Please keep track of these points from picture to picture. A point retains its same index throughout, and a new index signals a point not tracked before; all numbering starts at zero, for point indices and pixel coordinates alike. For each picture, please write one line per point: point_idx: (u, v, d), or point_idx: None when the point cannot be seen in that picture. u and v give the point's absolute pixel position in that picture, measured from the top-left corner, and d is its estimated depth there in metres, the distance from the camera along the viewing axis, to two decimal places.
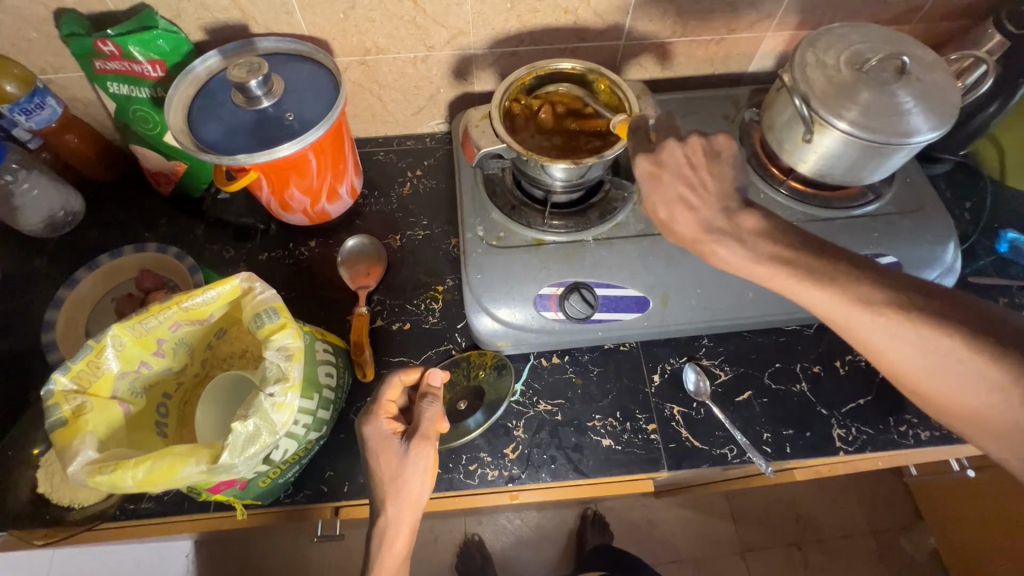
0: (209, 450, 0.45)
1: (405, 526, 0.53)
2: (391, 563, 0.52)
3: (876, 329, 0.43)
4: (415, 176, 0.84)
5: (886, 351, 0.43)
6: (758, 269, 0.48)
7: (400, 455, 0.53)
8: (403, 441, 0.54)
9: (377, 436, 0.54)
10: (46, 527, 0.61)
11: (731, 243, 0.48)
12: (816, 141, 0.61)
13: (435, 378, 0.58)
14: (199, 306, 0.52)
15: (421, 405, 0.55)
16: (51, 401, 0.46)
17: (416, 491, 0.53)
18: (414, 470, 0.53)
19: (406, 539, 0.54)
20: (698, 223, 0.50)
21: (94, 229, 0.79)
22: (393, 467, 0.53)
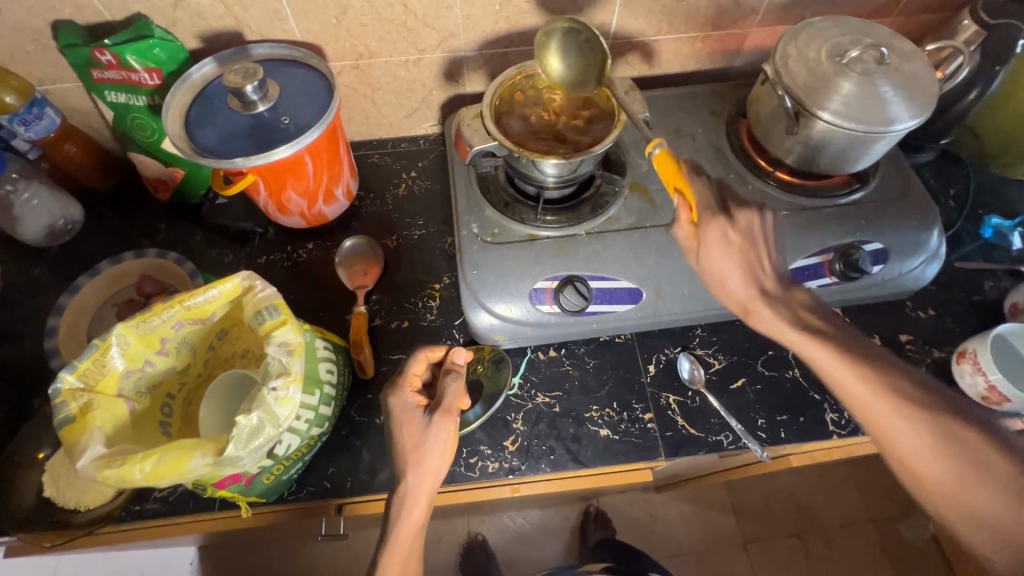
0: (214, 443, 0.46)
1: (423, 495, 0.54)
2: (408, 531, 0.54)
3: (909, 433, 0.47)
4: (410, 177, 0.85)
5: (911, 454, 0.47)
6: (809, 344, 0.52)
7: (423, 428, 0.55)
8: (425, 414, 0.56)
9: (402, 406, 0.57)
10: (51, 529, 0.61)
11: (782, 312, 0.54)
12: (802, 132, 0.63)
13: (459, 356, 0.60)
14: (201, 305, 0.53)
15: (444, 380, 0.58)
16: (59, 399, 0.47)
17: (436, 463, 0.55)
18: (436, 441, 0.55)
19: (423, 507, 0.55)
20: (741, 289, 0.56)
21: (94, 237, 0.80)
22: (417, 437, 0.55)
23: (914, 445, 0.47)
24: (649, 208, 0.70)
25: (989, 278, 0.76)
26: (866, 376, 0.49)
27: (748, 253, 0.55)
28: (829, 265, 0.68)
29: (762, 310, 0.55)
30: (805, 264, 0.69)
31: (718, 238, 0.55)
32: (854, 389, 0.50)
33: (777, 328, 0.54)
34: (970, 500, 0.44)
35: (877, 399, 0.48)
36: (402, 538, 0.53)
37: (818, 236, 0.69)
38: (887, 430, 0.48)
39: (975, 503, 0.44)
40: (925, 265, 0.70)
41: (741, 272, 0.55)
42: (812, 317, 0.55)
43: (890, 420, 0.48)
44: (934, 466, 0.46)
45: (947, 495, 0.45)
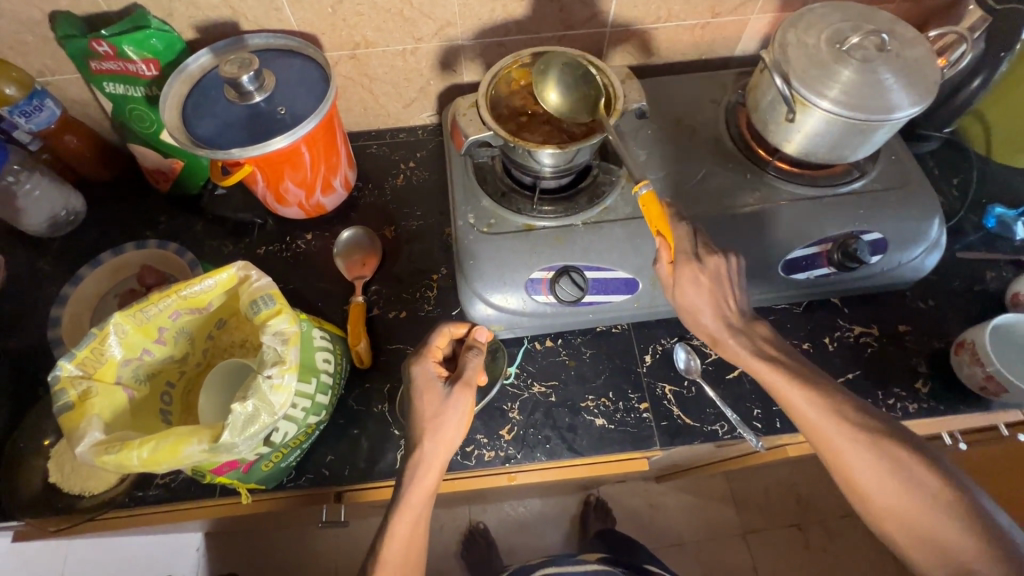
0: (210, 430, 0.47)
1: (435, 464, 0.54)
2: (419, 496, 0.54)
3: (865, 463, 0.49)
4: (408, 168, 0.85)
5: (867, 483, 0.49)
6: (769, 375, 0.53)
7: (442, 397, 0.55)
8: (446, 384, 0.56)
9: (423, 375, 0.57)
10: (57, 514, 0.63)
11: (746, 344, 0.55)
12: (800, 121, 0.63)
13: (481, 334, 0.60)
14: (197, 294, 0.53)
15: (466, 354, 0.58)
16: (58, 386, 0.48)
17: (451, 433, 0.55)
18: (454, 412, 0.55)
19: (436, 475, 0.55)
20: (712, 321, 0.56)
21: (96, 227, 0.81)
22: (435, 406, 0.55)
23: (869, 474, 0.49)
24: None
25: (991, 269, 0.75)
26: (823, 406, 0.51)
27: (716, 291, 0.55)
28: (827, 255, 0.68)
29: (730, 342, 0.56)
30: (803, 254, 0.68)
31: (691, 281, 0.55)
32: (815, 419, 0.51)
33: (742, 359, 0.55)
34: (919, 526, 0.47)
35: (836, 429, 0.50)
36: (414, 501, 0.54)
37: (817, 227, 0.68)
38: (843, 459, 0.50)
39: (923, 528, 0.47)
40: (924, 255, 0.69)
41: (712, 307, 0.55)
42: (776, 346, 0.56)
43: (847, 450, 0.50)
44: (886, 494, 0.48)
45: (898, 521, 0.48)
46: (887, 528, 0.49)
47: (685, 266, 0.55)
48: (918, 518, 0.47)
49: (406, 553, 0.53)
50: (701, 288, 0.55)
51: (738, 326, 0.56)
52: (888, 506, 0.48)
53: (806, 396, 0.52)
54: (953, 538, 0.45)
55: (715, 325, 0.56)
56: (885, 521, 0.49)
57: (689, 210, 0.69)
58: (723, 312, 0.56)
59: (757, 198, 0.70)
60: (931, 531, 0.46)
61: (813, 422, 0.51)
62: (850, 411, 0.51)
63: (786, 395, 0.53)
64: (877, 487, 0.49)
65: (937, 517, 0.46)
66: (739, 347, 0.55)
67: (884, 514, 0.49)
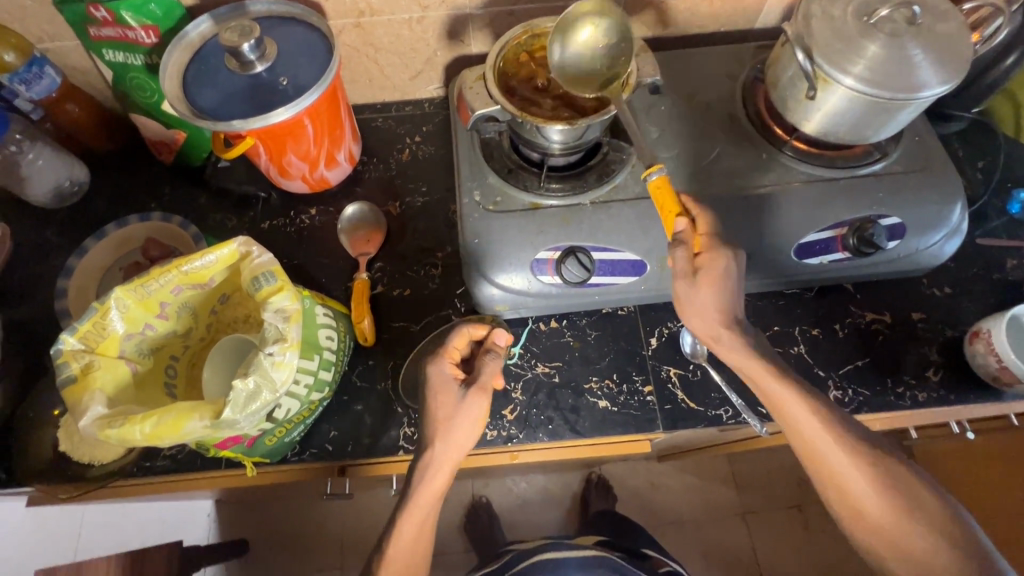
0: (212, 407, 0.47)
1: (445, 466, 0.54)
2: (427, 497, 0.54)
3: (851, 468, 0.51)
4: (414, 142, 0.83)
5: (850, 488, 0.51)
6: (764, 379, 0.54)
7: (458, 399, 0.55)
8: (462, 387, 0.55)
9: (438, 375, 0.56)
10: (70, 482, 0.63)
11: (745, 343, 0.54)
12: (821, 98, 0.60)
13: (500, 338, 0.58)
14: (198, 270, 0.53)
15: (483, 358, 0.56)
16: (60, 360, 0.48)
17: (462, 436, 0.55)
18: (467, 416, 0.54)
19: (445, 478, 0.55)
20: (713, 321, 0.54)
21: (101, 198, 0.80)
22: (449, 408, 0.54)
23: (854, 479, 0.51)
24: None
25: (1012, 257, 0.73)
26: (814, 412, 0.53)
27: (732, 288, 0.54)
28: (842, 240, 0.66)
29: (728, 340, 0.54)
30: (818, 238, 0.67)
31: (719, 272, 0.52)
32: (807, 430, 0.53)
33: (737, 360, 0.55)
34: (893, 533, 0.50)
35: (824, 434, 0.52)
36: (421, 501, 0.54)
37: (833, 210, 0.66)
38: (830, 463, 0.52)
39: (897, 534, 0.49)
40: (943, 241, 0.67)
41: (727, 304, 0.53)
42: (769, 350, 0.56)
43: (834, 459, 0.52)
44: (866, 499, 0.51)
45: (874, 526, 0.50)
46: (861, 532, 0.52)
47: (721, 255, 0.52)
48: (889, 527, 0.50)
49: (415, 548, 0.54)
50: (723, 281, 0.53)
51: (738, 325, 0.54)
52: (868, 511, 0.51)
53: (799, 400, 0.53)
54: (917, 545, 0.49)
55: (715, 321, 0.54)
56: (862, 525, 0.51)
57: (701, 189, 0.67)
58: (728, 310, 0.54)
59: (772, 179, 0.67)
60: (904, 538, 0.49)
61: (804, 433, 0.53)
62: (836, 418, 0.53)
63: (779, 398, 0.54)
64: (858, 492, 0.51)
65: (910, 526, 0.49)
66: (740, 348, 0.54)
67: (861, 519, 0.51)
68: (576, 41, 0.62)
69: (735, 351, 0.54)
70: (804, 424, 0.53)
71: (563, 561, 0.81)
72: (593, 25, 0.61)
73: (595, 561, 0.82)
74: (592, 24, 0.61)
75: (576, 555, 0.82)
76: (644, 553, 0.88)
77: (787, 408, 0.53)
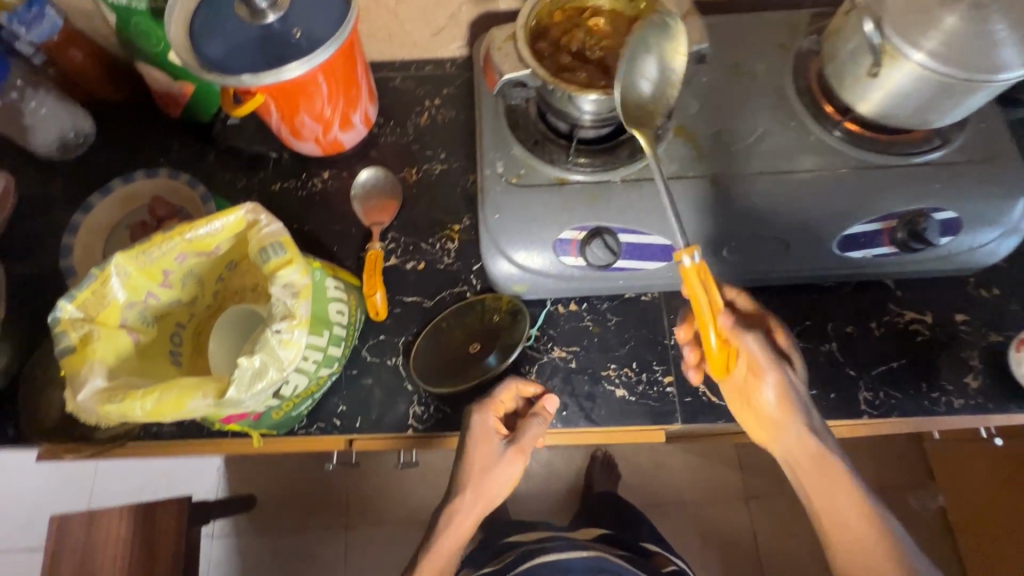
0: (216, 384, 0.45)
1: (471, 513, 0.57)
2: (450, 544, 0.57)
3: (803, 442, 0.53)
4: (434, 105, 0.78)
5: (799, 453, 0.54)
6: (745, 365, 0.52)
7: (498, 458, 0.57)
8: (502, 443, 0.57)
9: (482, 426, 0.57)
10: (72, 441, 0.63)
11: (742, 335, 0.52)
12: (884, 76, 0.54)
13: (550, 403, 0.59)
14: (203, 237, 0.50)
15: (529, 422, 0.58)
16: (59, 329, 0.47)
17: (494, 490, 0.57)
18: (502, 472, 0.57)
19: (469, 524, 0.57)
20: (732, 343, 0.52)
21: (107, 152, 0.77)
22: (487, 461, 0.56)
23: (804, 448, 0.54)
24: (694, 155, 0.63)
25: None
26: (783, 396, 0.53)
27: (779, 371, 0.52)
28: (889, 233, 0.62)
29: (727, 338, 0.52)
30: (864, 230, 0.62)
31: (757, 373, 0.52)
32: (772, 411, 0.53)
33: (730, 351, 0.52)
34: (829, 496, 0.54)
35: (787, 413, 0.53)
36: (443, 541, 0.57)
37: (883, 200, 0.61)
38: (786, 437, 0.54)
39: (832, 497, 0.54)
40: (999, 240, 0.62)
41: (770, 379, 0.52)
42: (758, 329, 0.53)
43: (788, 434, 0.54)
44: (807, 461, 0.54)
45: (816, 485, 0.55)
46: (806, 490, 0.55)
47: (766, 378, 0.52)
48: (825, 488, 0.54)
49: None
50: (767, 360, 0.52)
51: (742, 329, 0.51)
52: (810, 473, 0.55)
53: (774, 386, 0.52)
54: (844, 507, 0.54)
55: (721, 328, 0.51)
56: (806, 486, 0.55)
57: (741, 171, 0.62)
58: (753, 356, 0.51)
59: (819, 163, 0.62)
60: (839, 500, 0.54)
61: (791, 455, 0.55)
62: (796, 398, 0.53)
63: (751, 379, 0.53)
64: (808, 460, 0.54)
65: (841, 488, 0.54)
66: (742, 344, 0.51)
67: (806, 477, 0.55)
68: (660, 60, 0.56)
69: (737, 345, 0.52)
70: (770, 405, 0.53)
71: (568, 563, 0.71)
72: (676, 70, 0.57)
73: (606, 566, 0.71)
74: (678, 69, 0.57)
75: (582, 556, 0.72)
76: (646, 549, 0.87)
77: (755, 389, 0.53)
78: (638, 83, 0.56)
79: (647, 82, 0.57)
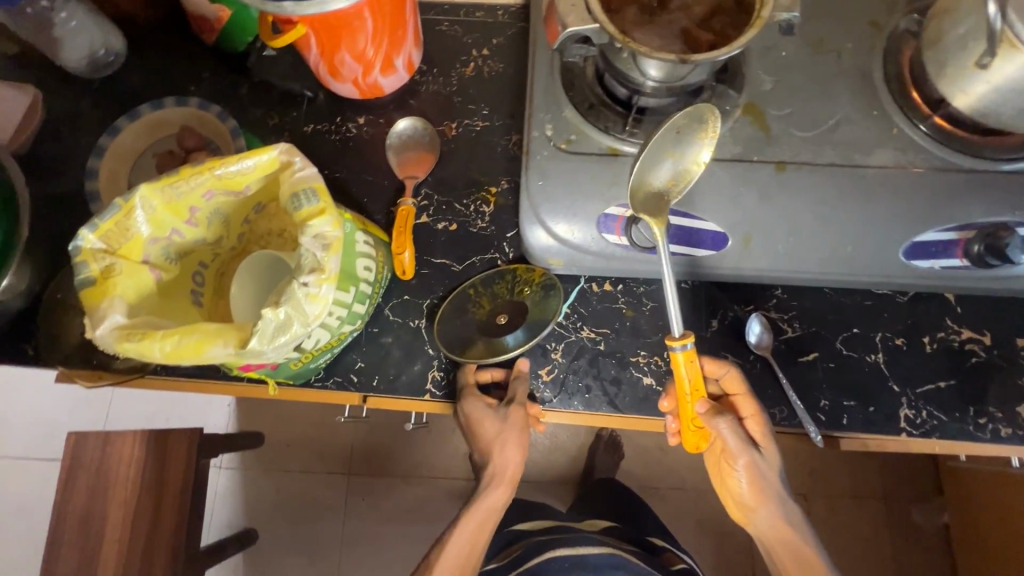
0: (237, 333, 0.43)
1: (502, 481, 0.66)
2: (483, 507, 0.66)
3: (767, 507, 0.60)
4: (481, 56, 0.73)
5: (762, 515, 0.61)
6: (730, 443, 0.56)
7: (501, 420, 0.61)
8: (499, 408, 0.61)
9: (477, 411, 0.61)
10: (91, 368, 0.63)
11: (725, 417, 0.55)
12: (994, 68, 0.48)
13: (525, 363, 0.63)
14: (233, 176, 0.48)
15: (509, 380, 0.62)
16: (80, 258, 0.45)
17: (515, 445, 0.64)
18: (512, 429, 0.62)
19: (503, 489, 0.67)
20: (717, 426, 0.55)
21: (137, 74, 0.73)
22: (496, 428, 0.62)
23: (768, 512, 0.61)
24: (761, 138, 0.58)
25: None
26: (756, 468, 0.58)
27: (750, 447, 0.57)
28: (964, 245, 0.57)
29: (713, 419, 0.55)
30: (936, 239, 0.57)
31: (735, 450, 0.57)
32: (744, 480, 0.59)
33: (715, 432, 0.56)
34: (790, 543, 0.62)
35: (757, 482, 0.59)
36: (480, 507, 0.66)
37: (964, 207, 0.56)
38: (750, 500, 0.60)
39: (793, 544, 0.62)
40: None
41: (743, 453, 0.57)
42: (738, 401, 0.59)
43: (754, 500, 0.60)
44: (770, 521, 0.61)
45: (780, 539, 0.62)
46: (771, 541, 0.63)
47: (740, 458, 0.57)
48: (784, 539, 0.62)
49: (472, 546, 0.67)
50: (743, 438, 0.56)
51: (719, 411, 0.55)
52: (775, 530, 0.62)
53: (750, 463, 0.57)
54: (803, 554, 0.62)
55: (704, 409, 0.55)
56: (773, 538, 0.62)
57: (811, 161, 0.57)
58: (735, 438, 0.56)
59: (898, 159, 0.57)
60: (795, 549, 0.62)
61: (753, 515, 0.62)
62: (765, 469, 0.59)
63: (731, 455, 0.58)
64: (769, 520, 0.61)
65: (799, 539, 0.62)
66: (724, 428, 0.55)
67: (771, 532, 0.62)
68: (678, 156, 0.55)
69: (720, 429, 0.55)
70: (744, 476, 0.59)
71: (589, 559, 0.72)
72: (696, 164, 0.55)
73: (621, 562, 0.72)
74: (698, 163, 0.55)
75: (602, 552, 0.73)
76: (655, 546, 0.87)
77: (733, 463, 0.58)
78: (656, 176, 0.55)
79: (664, 175, 0.55)
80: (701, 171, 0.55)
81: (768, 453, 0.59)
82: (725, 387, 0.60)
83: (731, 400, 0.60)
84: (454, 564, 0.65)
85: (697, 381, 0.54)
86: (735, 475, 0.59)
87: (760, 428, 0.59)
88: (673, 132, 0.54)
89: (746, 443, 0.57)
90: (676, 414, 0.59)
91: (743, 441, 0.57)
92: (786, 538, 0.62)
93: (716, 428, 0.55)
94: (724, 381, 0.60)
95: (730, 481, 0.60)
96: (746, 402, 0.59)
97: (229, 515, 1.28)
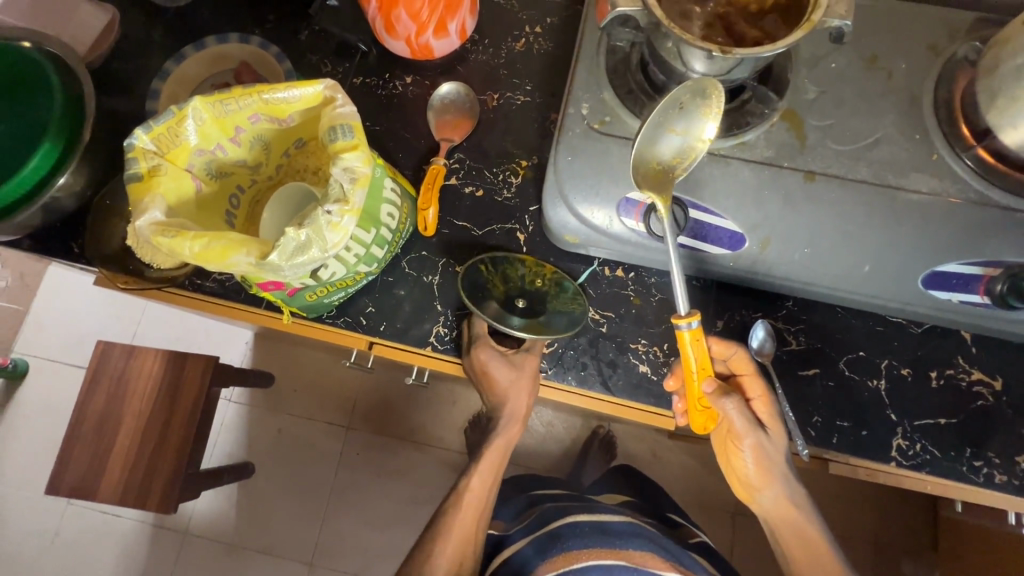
0: (260, 246, 0.46)
1: (513, 425, 0.70)
2: (496, 448, 0.70)
3: (773, 488, 0.62)
4: (533, 33, 0.74)
5: (769, 495, 0.63)
6: (735, 421, 0.58)
7: (514, 369, 0.64)
8: (513, 356, 0.64)
9: (493, 361, 0.63)
10: (126, 273, 0.67)
11: (733, 398, 0.56)
12: None
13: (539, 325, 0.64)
14: (279, 102, 0.51)
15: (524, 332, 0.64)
16: (131, 155, 0.49)
17: (525, 393, 0.66)
18: (525, 377, 0.65)
19: (514, 430, 0.71)
20: (723, 403, 0.56)
21: (208, 8, 0.77)
22: (512, 376, 0.64)
23: (775, 493, 0.62)
24: (795, 145, 0.57)
25: None
26: (761, 448, 0.60)
27: (755, 427, 0.59)
28: (987, 283, 0.56)
29: (722, 401, 0.56)
30: (959, 272, 0.56)
31: (740, 429, 0.58)
32: (749, 458, 0.60)
33: (722, 412, 0.57)
34: (798, 526, 0.63)
35: (763, 462, 0.61)
36: (495, 451, 0.70)
37: (994, 244, 0.54)
38: (756, 480, 0.62)
39: (800, 528, 0.63)
40: None
41: (748, 431, 0.59)
42: (745, 378, 0.61)
43: (759, 481, 0.62)
44: (774, 503, 0.63)
45: (787, 522, 0.63)
46: (778, 524, 0.64)
47: (744, 436, 0.59)
48: (790, 522, 0.63)
49: (485, 491, 0.69)
50: (748, 417, 0.58)
51: (725, 393, 0.56)
52: (779, 512, 0.63)
53: (754, 443, 0.59)
54: (812, 537, 0.63)
55: (712, 387, 0.56)
56: (778, 519, 0.64)
57: (842, 174, 0.56)
58: (740, 418, 0.57)
59: (934, 187, 0.56)
60: (803, 532, 0.63)
61: (758, 495, 0.63)
62: (771, 450, 0.60)
63: (736, 434, 0.59)
64: (775, 501, 0.63)
65: (805, 523, 0.63)
66: (732, 407, 0.57)
67: (777, 515, 0.64)
68: (682, 131, 0.55)
69: (727, 408, 0.57)
70: (748, 456, 0.60)
71: (614, 526, 0.70)
72: (701, 141, 0.55)
73: (640, 531, 0.71)
74: (703, 139, 0.55)
75: (623, 521, 0.72)
76: (674, 520, 0.89)
77: (738, 443, 0.60)
78: (660, 151, 0.56)
79: (669, 151, 0.56)
80: (705, 148, 0.55)
81: (775, 435, 0.61)
82: (732, 367, 0.62)
83: (739, 380, 0.62)
84: (475, 503, 0.68)
85: (704, 362, 0.53)
86: (741, 455, 0.60)
87: (767, 408, 0.61)
88: (676, 109, 0.54)
89: (751, 423, 0.58)
90: (683, 394, 0.59)
91: (749, 420, 0.58)
92: (789, 517, 0.63)
93: (723, 408, 0.57)
94: (731, 361, 0.61)
95: (735, 461, 0.62)
96: (754, 382, 0.61)
97: (232, 446, 1.35)
